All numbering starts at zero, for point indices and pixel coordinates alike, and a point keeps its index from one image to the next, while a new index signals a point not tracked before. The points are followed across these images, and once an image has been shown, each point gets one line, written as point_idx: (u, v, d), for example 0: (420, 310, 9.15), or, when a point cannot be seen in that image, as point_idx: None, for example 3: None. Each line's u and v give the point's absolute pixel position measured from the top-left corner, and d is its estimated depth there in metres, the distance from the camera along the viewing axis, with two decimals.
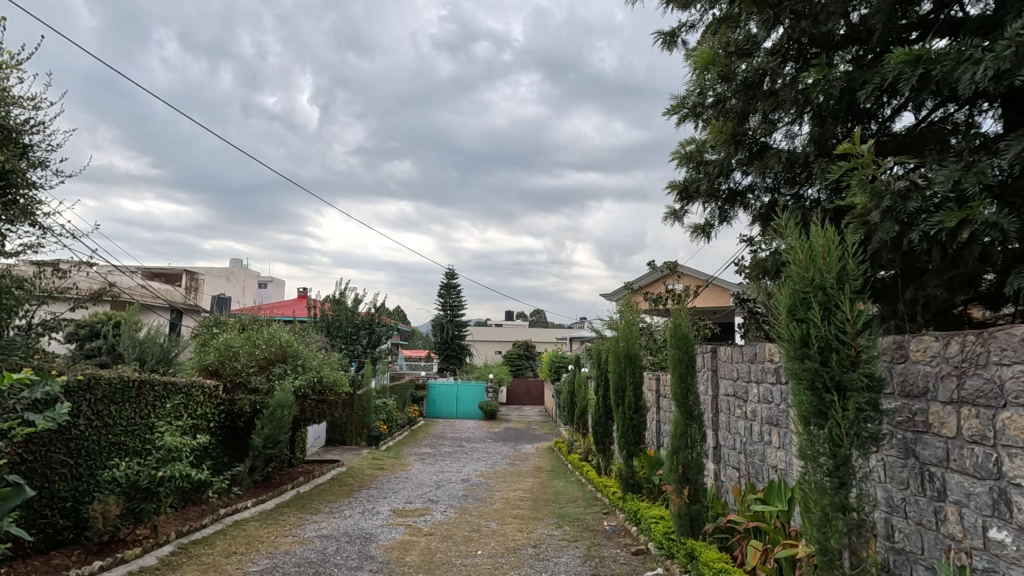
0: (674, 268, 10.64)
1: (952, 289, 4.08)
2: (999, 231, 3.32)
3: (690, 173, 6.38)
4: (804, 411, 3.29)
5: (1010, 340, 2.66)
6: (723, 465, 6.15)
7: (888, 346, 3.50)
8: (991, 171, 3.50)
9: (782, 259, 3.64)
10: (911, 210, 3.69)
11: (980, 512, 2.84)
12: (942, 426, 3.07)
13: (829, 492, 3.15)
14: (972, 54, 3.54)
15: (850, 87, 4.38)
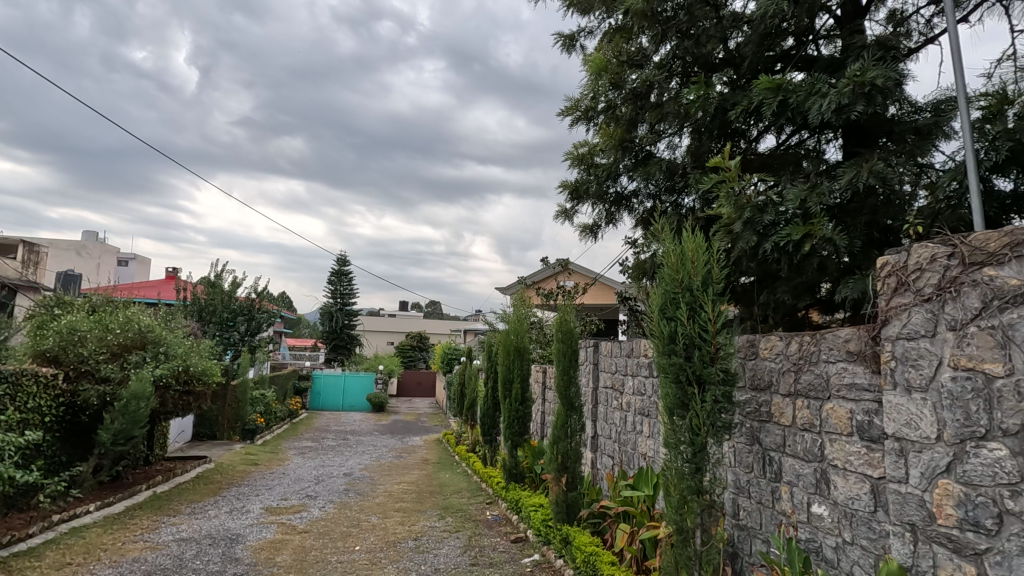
0: (565, 265, 11.03)
1: (797, 294, 4.62)
2: (832, 246, 3.82)
3: (581, 174, 6.61)
4: (669, 403, 3.56)
5: (836, 341, 3.07)
6: (599, 453, 6.48)
7: (742, 344, 3.87)
8: (830, 193, 4.02)
9: (658, 261, 3.90)
10: (766, 223, 4.10)
11: (806, 490, 3.24)
12: (781, 415, 3.47)
13: (687, 477, 3.44)
14: (820, 88, 4.02)
15: (723, 107, 4.79)
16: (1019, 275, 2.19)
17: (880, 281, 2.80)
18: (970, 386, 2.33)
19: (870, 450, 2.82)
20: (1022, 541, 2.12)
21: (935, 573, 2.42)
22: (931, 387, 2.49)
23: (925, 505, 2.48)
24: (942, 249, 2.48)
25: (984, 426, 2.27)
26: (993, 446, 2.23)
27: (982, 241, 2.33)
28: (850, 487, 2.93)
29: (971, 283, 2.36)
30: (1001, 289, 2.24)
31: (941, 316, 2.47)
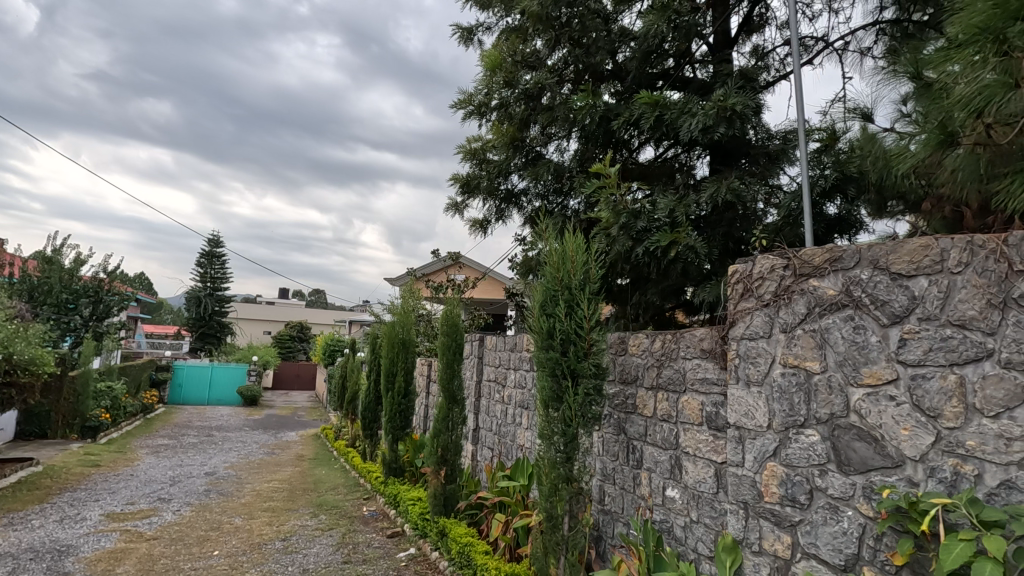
0: (457, 258, 11.01)
1: (664, 296, 5.06)
2: (693, 253, 4.20)
3: (472, 168, 6.63)
4: (545, 395, 3.70)
5: (693, 339, 3.40)
6: (480, 446, 6.59)
7: (613, 341, 4.13)
8: (695, 206, 4.43)
9: (540, 259, 4.04)
10: (640, 228, 4.41)
11: (662, 475, 3.54)
12: (644, 407, 3.76)
13: (558, 465, 3.62)
14: (690, 108, 4.40)
15: (607, 116, 5.07)
16: (836, 286, 2.62)
17: (730, 287, 3.13)
18: (795, 380, 2.73)
19: (716, 438, 3.15)
20: (826, 512, 2.52)
21: (760, 543, 2.77)
22: (765, 381, 2.86)
23: (755, 485, 2.83)
24: (778, 260, 2.85)
25: (803, 415, 2.67)
26: (809, 432, 2.64)
27: (809, 256, 2.72)
28: (697, 471, 3.25)
29: (799, 291, 2.75)
30: (822, 298, 2.66)
31: (776, 320, 2.84)
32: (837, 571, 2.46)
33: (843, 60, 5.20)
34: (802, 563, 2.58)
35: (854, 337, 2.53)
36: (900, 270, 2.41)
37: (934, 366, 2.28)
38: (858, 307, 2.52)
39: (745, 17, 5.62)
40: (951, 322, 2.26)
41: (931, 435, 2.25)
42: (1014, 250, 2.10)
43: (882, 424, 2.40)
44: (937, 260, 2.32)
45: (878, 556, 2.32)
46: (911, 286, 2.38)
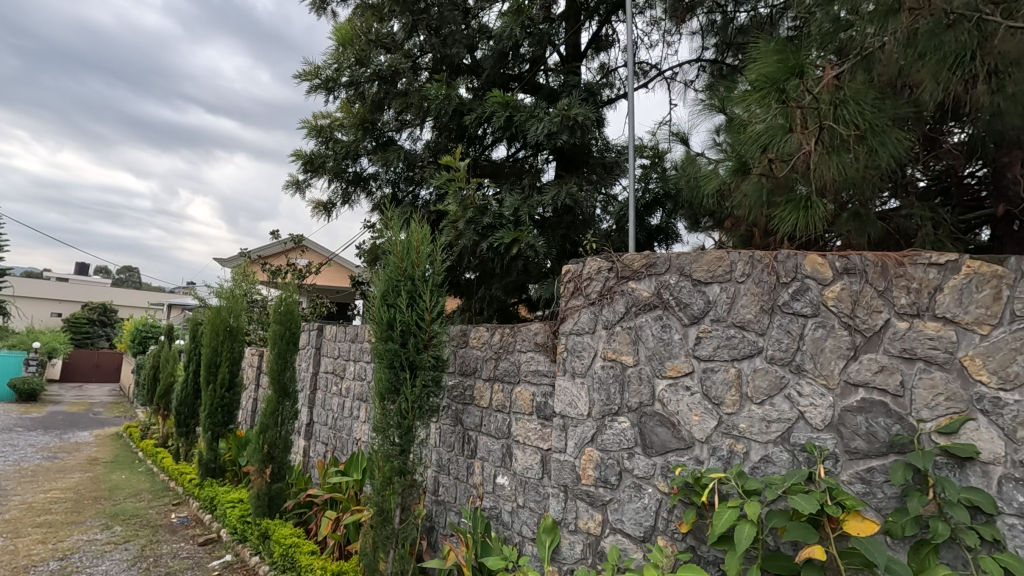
0: (299, 241, 10.25)
1: (507, 291, 5.26)
2: (534, 251, 4.41)
3: (317, 146, 6.20)
4: (381, 388, 3.60)
5: (529, 334, 3.56)
6: (313, 441, 6.23)
7: (455, 333, 4.17)
8: (538, 207, 4.66)
9: (383, 247, 3.92)
10: (485, 224, 4.53)
11: (494, 464, 3.67)
12: (481, 398, 3.87)
13: (392, 458, 3.56)
14: (538, 113, 4.63)
15: (460, 110, 5.10)
16: (650, 288, 2.94)
17: (562, 285, 3.33)
18: (612, 372, 3.00)
19: (544, 426, 3.34)
20: (631, 490, 2.82)
21: (576, 523, 3.01)
22: (588, 373, 3.10)
23: (575, 469, 3.07)
24: (604, 263, 3.11)
25: (618, 404, 2.96)
26: (621, 420, 2.93)
27: (630, 260, 3.02)
28: (526, 459, 3.42)
29: (620, 292, 3.03)
30: (638, 299, 2.97)
31: (600, 317, 3.10)
32: (637, 542, 2.76)
33: (671, 88, 5.83)
34: (610, 538, 2.86)
35: (661, 335, 2.88)
36: (700, 277, 2.81)
37: (720, 360, 2.72)
38: (666, 308, 2.88)
39: (592, 34, 6.04)
40: (734, 324, 2.71)
41: (715, 419, 2.69)
42: (781, 266, 2.64)
43: (679, 411, 2.78)
44: (728, 271, 2.76)
45: (670, 526, 2.67)
46: (707, 291, 2.79)
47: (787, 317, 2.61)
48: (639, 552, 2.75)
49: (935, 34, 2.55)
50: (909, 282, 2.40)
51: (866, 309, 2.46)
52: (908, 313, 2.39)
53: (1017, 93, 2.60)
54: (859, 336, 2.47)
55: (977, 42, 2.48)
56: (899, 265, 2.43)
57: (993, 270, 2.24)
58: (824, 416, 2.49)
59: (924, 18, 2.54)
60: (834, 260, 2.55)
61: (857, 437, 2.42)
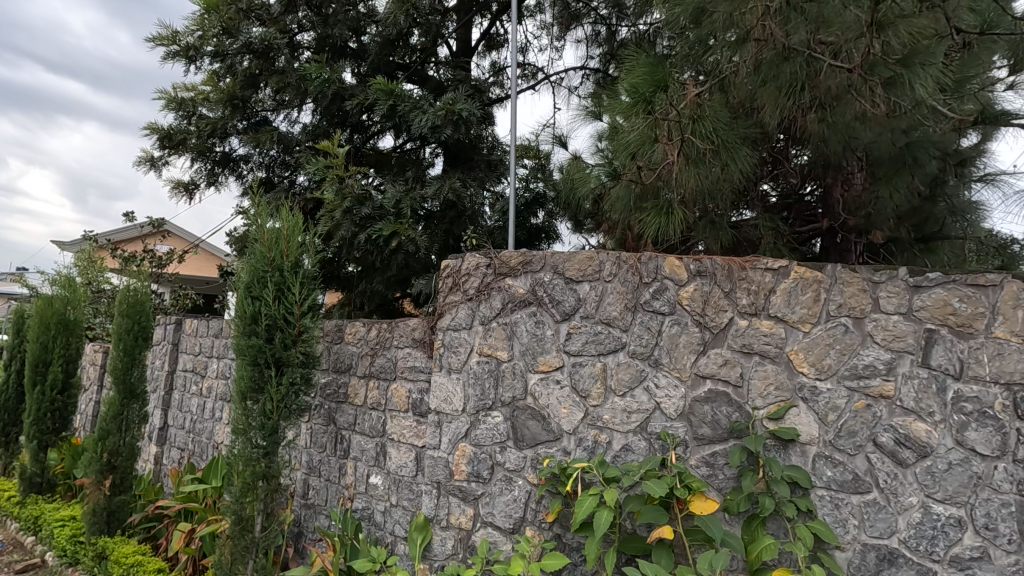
0: (160, 225, 9.20)
1: (389, 286, 5.12)
2: (413, 244, 4.44)
3: (177, 120, 5.61)
4: (242, 386, 3.33)
5: (406, 329, 3.48)
6: (167, 446, 5.62)
7: (330, 328, 3.98)
8: (422, 201, 4.61)
9: (249, 234, 3.62)
10: (364, 215, 4.42)
11: (367, 463, 3.56)
12: (355, 396, 3.73)
13: (254, 462, 3.31)
14: (422, 104, 4.55)
15: (340, 94, 4.86)
16: (525, 286, 3.00)
17: (441, 281, 3.26)
18: (487, 367, 3.03)
19: (419, 422, 3.29)
20: (503, 483, 2.88)
21: (448, 518, 3.00)
22: (463, 369, 3.09)
23: (448, 465, 3.05)
24: (482, 259, 3.12)
25: (492, 399, 2.99)
26: (495, 414, 2.97)
27: (507, 258, 3.05)
28: (400, 456, 3.34)
29: (497, 288, 3.06)
30: (514, 295, 3.01)
31: (477, 313, 3.10)
32: (506, 534, 2.82)
33: (557, 92, 5.98)
34: (481, 531, 2.89)
35: (535, 331, 2.96)
36: (571, 276, 2.92)
37: (588, 356, 2.86)
38: (540, 304, 2.96)
39: (483, 32, 6.08)
40: (601, 320, 2.86)
41: (581, 412, 2.82)
42: (644, 267, 2.83)
43: (549, 404, 2.87)
44: (597, 270, 2.89)
45: (538, 516, 2.77)
46: (578, 289, 2.91)
47: (648, 315, 2.80)
48: (507, 543, 2.82)
49: (775, 64, 2.85)
50: (749, 285, 2.71)
51: (714, 308, 2.73)
52: (748, 312, 2.70)
53: (836, 123, 3.08)
54: (708, 332, 2.73)
55: (807, 75, 2.83)
56: (742, 269, 2.72)
57: (814, 275, 2.63)
58: (676, 406, 2.72)
59: (767, 48, 2.82)
60: (689, 263, 2.78)
61: (703, 424, 2.68)
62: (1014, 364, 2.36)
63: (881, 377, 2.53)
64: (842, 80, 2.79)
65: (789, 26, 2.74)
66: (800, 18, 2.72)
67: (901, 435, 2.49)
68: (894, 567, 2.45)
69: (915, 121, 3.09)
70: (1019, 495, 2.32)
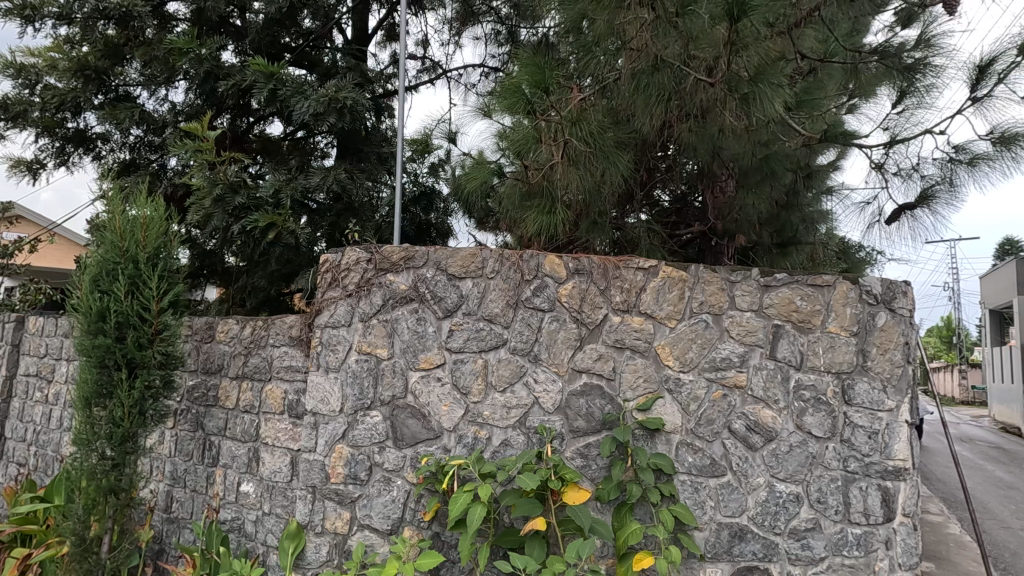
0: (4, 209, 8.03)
1: (273, 282, 4.81)
2: (292, 237, 4.21)
3: (17, 89, 4.92)
4: (86, 391, 2.99)
5: (283, 327, 3.28)
6: (4, 462, 4.92)
7: (199, 326, 3.69)
8: (307, 192, 4.39)
9: (98, 221, 3.24)
10: (237, 205, 4.16)
11: (238, 471, 3.32)
12: (226, 398, 3.47)
13: (99, 476, 2.98)
14: (304, 90, 4.36)
15: (214, 73, 4.51)
16: (407, 282, 2.94)
17: (319, 276, 3.10)
18: (366, 365, 2.93)
19: (295, 425, 3.12)
20: (380, 484, 2.81)
21: (323, 524, 2.87)
22: (341, 367, 2.97)
23: (324, 468, 2.92)
24: (363, 254, 3.00)
25: (370, 398, 2.90)
26: (373, 414, 2.88)
27: (389, 253, 2.97)
28: (273, 461, 3.15)
29: (378, 284, 2.96)
30: (395, 292, 2.94)
31: (356, 310, 2.99)
32: (384, 536, 2.76)
33: (456, 88, 5.93)
34: (357, 535, 2.80)
35: (416, 328, 2.91)
36: (454, 272, 2.90)
37: (469, 352, 2.86)
38: (422, 301, 2.91)
39: (381, 20, 5.89)
40: (483, 317, 2.87)
41: (462, 408, 2.82)
42: (526, 265, 2.87)
43: (429, 402, 2.84)
44: (479, 267, 2.90)
45: (416, 516, 2.75)
46: (460, 286, 2.90)
47: (528, 312, 2.85)
48: (384, 545, 2.76)
49: (647, 74, 3.01)
50: (623, 283, 2.84)
51: (590, 305, 2.83)
52: (621, 309, 2.82)
53: (703, 132, 3.32)
54: (584, 328, 2.83)
55: (674, 86, 3.03)
56: (617, 268, 2.85)
57: (679, 275, 2.81)
58: (554, 400, 2.79)
59: (641, 59, 2.99)
60: (568, 261, 2.86)
61: (578, 417, 2.77)
62: (843, 355, 2.71)
63: (736, 368, 2.75)
64: (706, 95, 3.01)
65: (662, 40, 2.89)
66: (674, 34, 2.86)
67: (751, 421, 2.72)
68: (743, 543, 2.67)
69: (770, 136, 3.40)
70: (845, 471, 2.68)
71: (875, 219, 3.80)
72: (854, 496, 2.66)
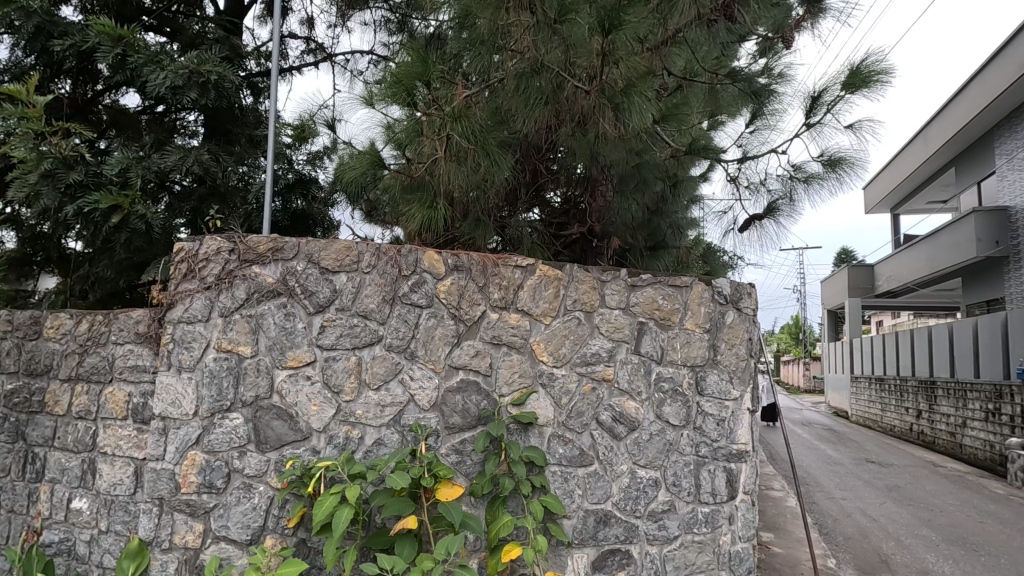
0: None
1: (122, 271, 4.30)
2: (142, 221, 3.79)
3: None
4: None
5: (127, 322, 2.94)
6: None
7: (23, 320, 3.21)
8: (163, 172, 3.98)
9: None
10: (72, 182, 3.70)
11: (69, 486, 2.93)
12: (55, 404, 3.05)
13: None
14: (161, 60, 3.95)
15: (48, 30, 3.95)
16: (275, 274, 2.76)
17: (172, 266, 2.80)
18: (225, 365, 2.70)
19: (140, 432, 2.80)
20: (240, 492, 2.61)
21: (171, 539, 2.62)
22: (196, 366, 2.72)
23: (174, 477, 2.65)
24: (225, 244, 2.76)
25: (230, 399, 2.68)
26: (233, 417, 2.67)
27: (254, 243, 2.76)
28: (112, 473, 2.80)
29: (241, 277, 2.75)
30: (261, 285, 2.74)
31: (215, 304, 2.74)
32: (242, 547, 2.58)
33: (343, 75, 5.69)
34: (211, 548, 2.59)
35: (284, 324, 2.74)
36: (327, 266, 2.76)
37: (342, 349, 2.75)
38: (291, 295, 2.75)
39: None
40: (357, 313, 2.77)
41: (332, 408, 2.70)
42: (403, 260, 2.82)
43: (297, 402, 2.69)
44: (354, 262, 2.79)
45: (280, 523, 2.60)
46: (334, 280, 2.77)
47: (405, 308, 2.80)
48: (242, 556, 2.57)
49: (529, 77, 3.09)
50: (501, 280, 2.88)
51: (468, 302, 2.84)
52: (499, 306, 2.86)
53: (583, 136, 3.48)
54: (461, 324, 2.83)
55: (554, 91, 3.13)
56: (495, 266, 2.88)
57: (555, 273, 2.91)
58: (430, 397, 2.77)
59: (523, 61, 3.06)
60: (447, 257, 2.85)
61: (454, 414, 2.78)
62: (698, 350, 2.97)
63: (604, 363, 2.91)
64: (584, 103, 3.14)
65: (544, 45, 2.98)
66: (551, 37, 2.96)
67: (616, 413, 2.90)
68: (607, 527, 2.83)
69: (643, 146, 3.63)
70: (696, 455, 2.93)
71: (730, 228, 4.21)
72: (704, 477, 2.93)
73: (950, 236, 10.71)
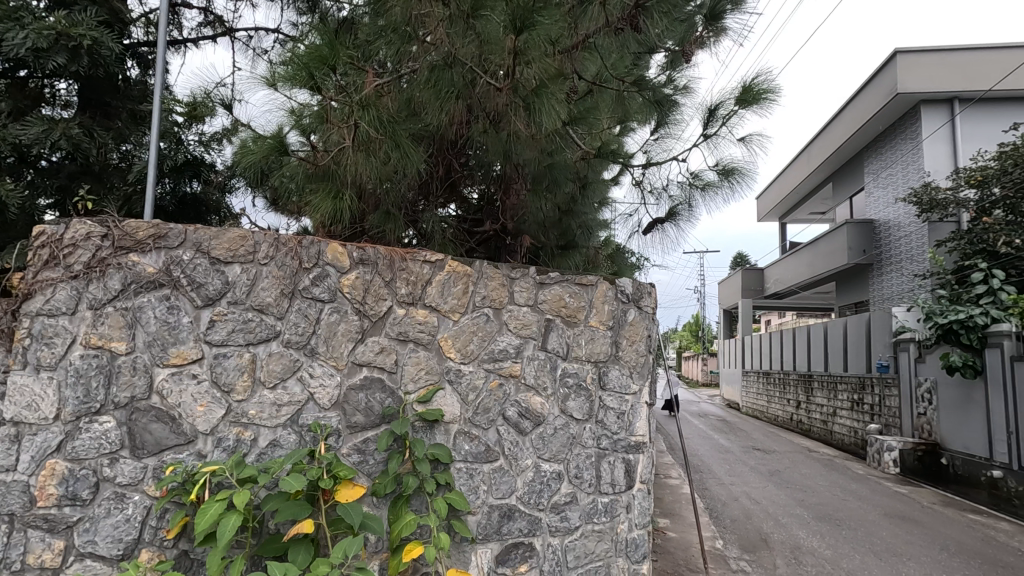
0: None
1: None
2: None
3: None
4: None
5: None
6: None
7: None
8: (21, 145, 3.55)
9: None
10: None
11: None
12: None
13: None
14: (20, 17, 3.54)
15: None
16: (156, 264, 2.52)
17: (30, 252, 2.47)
18: (94, 363, 2.43)
19: None
20: (110, 503, 2.37)
21: (24, 559, 2.32)
22: (58, 365, 2.42)
23: (28, 490, 2.35)
24: (97, 228, 2.49)
25: (100, 400, 2.42)
26: (103, 420, 2.41)
27: (132, 229, 2.50)
28: None
29: (116, 265, 2.48)
30: (140, 275, 2.50)
31: (83, 295, 2.46)
32: (112, 563, 2.34)
33: (245, 52, 5.31)
34: (74, 567, 2.33)
35: (166, 318, 2.51)
36: (219, 256, 2.56)
37: (234, 346, 2.57)
38: (175, 287, 2.52)
39: None
40: (252, 307, 2.60)
41: (222, 409, 2.52)
42: (304, 252, 2.68)
43: (180, 403, 2.48)
44: (249, 252, 2.61)
45: (157, 535, 2.39)
46: (226, 271, 2.58)
47: (305, 302, 2.66)
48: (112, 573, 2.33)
49: (442, 70, 3.04)
50: (409, 275, 2.82)
51: (374, 297, 2.76)
52: (406, 302, 2.81)
53: (496, 132, 3.48)
54: (366, 320, 2.74)
55: (466, 85, 3.10)
56: (403, 260, 2.82)
57: (464, 269, 2.90)
58: (330, 396, 2.66)
59: (436, 53, 3.01)
60: (352, 250, 2.75)
61: (357, 412, 2.68)
62: (601, 347, 3.08)
63: (511, 359, 2.94)
64: (497, 101, 3.16)
65: (457, 38, 2.95)
66: (464, 31, 2.93)
67: (522, 408, 2.94)
68: (511, 521, 2.86)
69: (554, 146, 3.69)
70: (598, 447, 3.05)
71: (635, 230, 4.41)
72: (604, 469, 3.05)
73: (827, 244, 11.92)
